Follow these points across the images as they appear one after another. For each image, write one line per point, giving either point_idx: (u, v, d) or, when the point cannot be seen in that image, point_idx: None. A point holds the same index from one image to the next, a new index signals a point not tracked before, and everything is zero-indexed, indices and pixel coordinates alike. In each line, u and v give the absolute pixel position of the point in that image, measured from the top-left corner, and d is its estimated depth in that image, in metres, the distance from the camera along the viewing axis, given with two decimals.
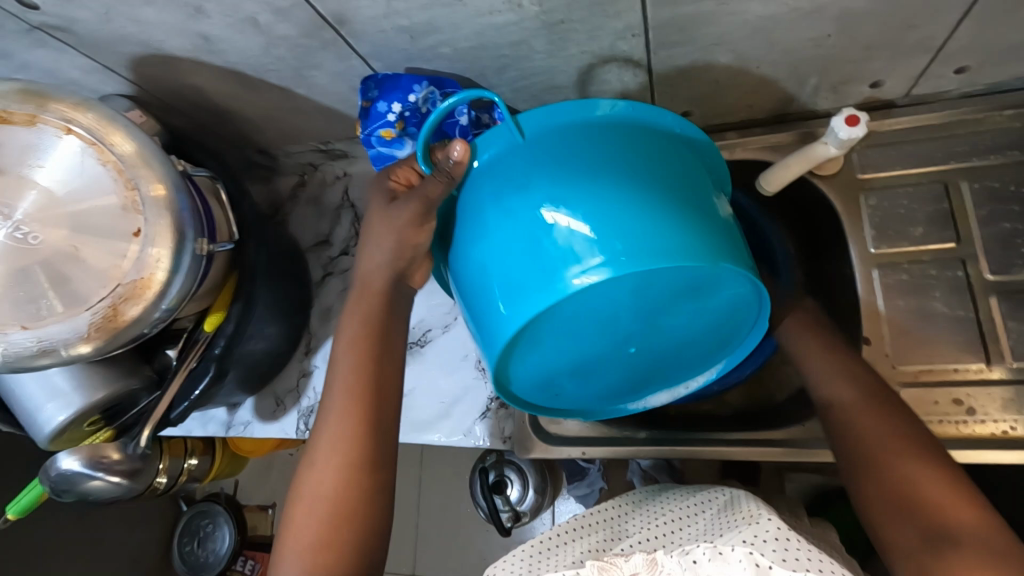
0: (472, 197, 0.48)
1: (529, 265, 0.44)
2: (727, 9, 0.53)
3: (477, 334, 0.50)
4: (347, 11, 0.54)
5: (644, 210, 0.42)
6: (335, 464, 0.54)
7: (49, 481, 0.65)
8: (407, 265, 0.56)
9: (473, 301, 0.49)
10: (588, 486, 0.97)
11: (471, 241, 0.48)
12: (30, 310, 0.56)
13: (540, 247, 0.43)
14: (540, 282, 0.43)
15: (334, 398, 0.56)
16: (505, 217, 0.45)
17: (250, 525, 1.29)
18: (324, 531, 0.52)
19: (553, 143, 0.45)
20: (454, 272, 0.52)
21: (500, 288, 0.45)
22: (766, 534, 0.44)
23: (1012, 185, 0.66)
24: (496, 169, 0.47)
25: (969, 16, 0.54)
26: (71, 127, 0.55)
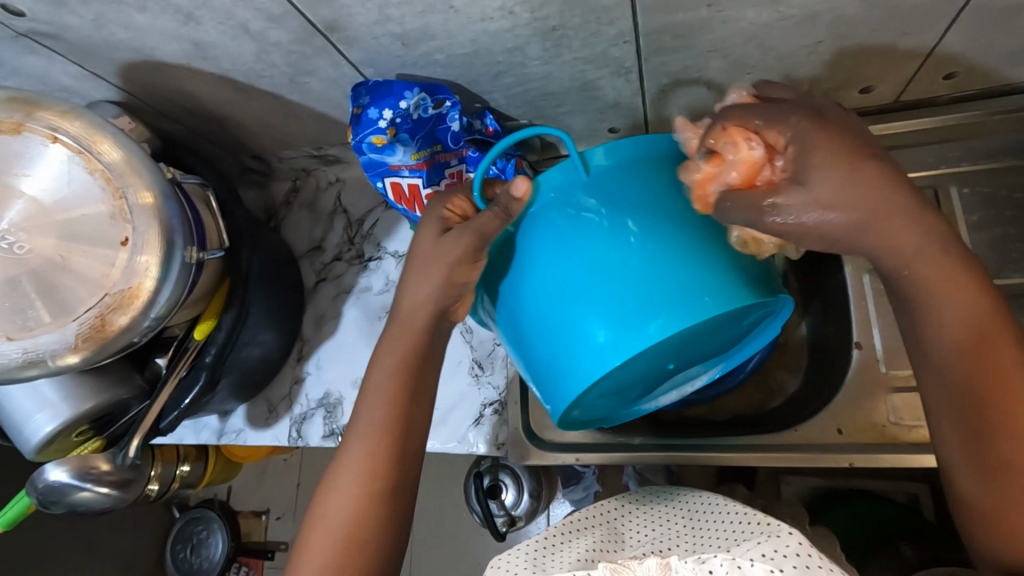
0: (532, 239, 0.49)
1: (616, 311, 0.46)
2: (722, 17, 0.53)
3: (544, 373, 0.51)
4: (339, 18, 0.54)
5: (707, 253, 0.47)
6: (352, 489, 0.53)
7: (37, 492, 0.65)
8: (454, 301, 0.55)
9: (544, 339, 0.50)
10: (583, 491, 0.99)
11: (540, 286, 0.49)
12: (18, 321, 0.55)
13: (624, 292, 0.46)
14: (629, 327, 0.46)
15: (363, 420, 0.55)
16: (580, 263, 0.47)
17: (244, 531, 1.27)
18: (339, 557, 0.51)
19: (619, 183, 0.48)
20: (513, 307, 0.52)
21: (588, 329, 0.47)
22: (786, 549, 0.43)
23: (1002, 190, 0.67)
24: (557, 212, 0.48)
25: (959, 23, 0.54)
26: (57, 136, 0.55)
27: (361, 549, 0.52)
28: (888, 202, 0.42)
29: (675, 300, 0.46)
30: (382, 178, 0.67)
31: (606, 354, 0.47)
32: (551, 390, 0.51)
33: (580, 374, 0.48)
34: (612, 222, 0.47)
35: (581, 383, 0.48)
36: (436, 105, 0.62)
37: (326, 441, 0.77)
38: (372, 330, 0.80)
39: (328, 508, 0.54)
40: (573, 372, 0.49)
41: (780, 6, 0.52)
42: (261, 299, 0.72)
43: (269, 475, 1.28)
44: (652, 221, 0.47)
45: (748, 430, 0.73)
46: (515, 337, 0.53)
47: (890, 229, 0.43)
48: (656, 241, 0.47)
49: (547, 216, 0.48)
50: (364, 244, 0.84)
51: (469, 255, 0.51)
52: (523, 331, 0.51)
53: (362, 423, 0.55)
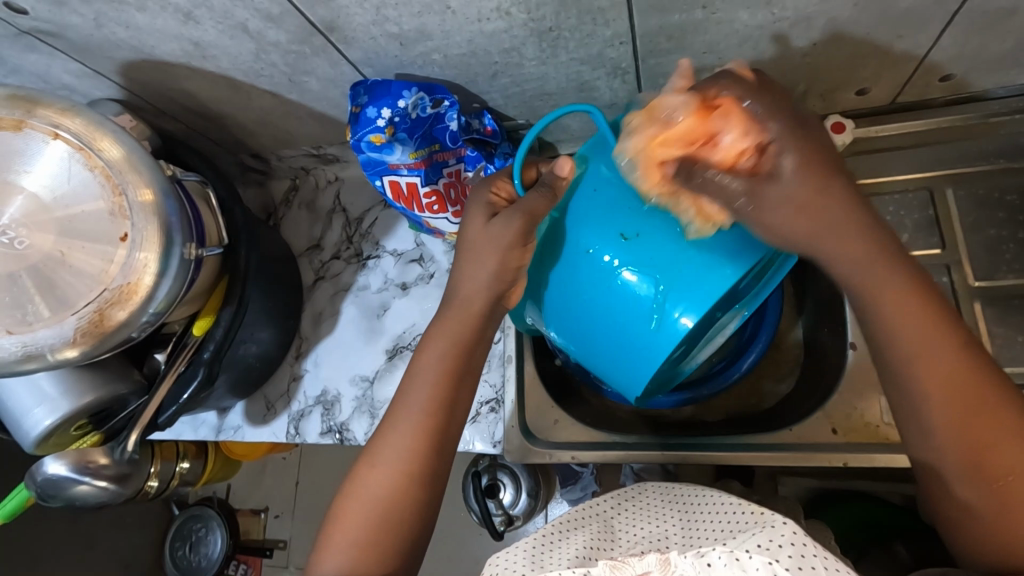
0: (575, 218, 0.51)
1: (681, 271, 0.48)
2: (716, 18, 0.54)
3: (623, 348, 0.53)
4: (337, 19, 0.55)
5: None
6: (396, 463, 0.52)
7: (35, 485, 0.65)
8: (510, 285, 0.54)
9: (614, 316, 0.51)
10: (581, 490, 0.99)
11: (603, 262, 0.50)
12: (17, 316, 0.55)
13: (683, 249, 0.48)
14: (700, 282, 0.48)
15: (411, 400, 0.54)
16: (633, 232, 0.49)
17: (243, 529, 1.27)
18: (372, 534, 0.51)
19: None
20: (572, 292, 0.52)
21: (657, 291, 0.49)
22: (782, 538, 0.44)
23: (996, 192, 0.67)
24: (597, 193, 0.50)
25: (951, 26, 0.54)
26: (58, 132, 0.55)
27: (393, 531, 0.51)
28: (835, 227, 0.45)
29: (731, 249, 0.48)
30: (380, 177, 0.68)
31: (688, 312, 0.49)
32: (634, 360, 0.53)
33: (664, 336, 0.50)
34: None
35: (668, 344, 0.50)
36: (433, 104, 0.63)
37: (323, 438, 0.78)
38: (371, 329, 0.81)
39: (355, 495, 0.52)
40: (657, 337, 0.50)
41: (774, 8, 0.52)
42: (259, 296, 0.73)
43: (268, 474, 1.28)
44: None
45: (748, 430, 0.73)
46: (579, 324, 0.54)
47: (839, 241, 0.45)
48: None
49: (591, 195, 0.51)
50: (363, 243, 0.85)
51: (520, 239, 0.52)
52: (590, 312, 0.52)
53: (411, 400, 0.54)
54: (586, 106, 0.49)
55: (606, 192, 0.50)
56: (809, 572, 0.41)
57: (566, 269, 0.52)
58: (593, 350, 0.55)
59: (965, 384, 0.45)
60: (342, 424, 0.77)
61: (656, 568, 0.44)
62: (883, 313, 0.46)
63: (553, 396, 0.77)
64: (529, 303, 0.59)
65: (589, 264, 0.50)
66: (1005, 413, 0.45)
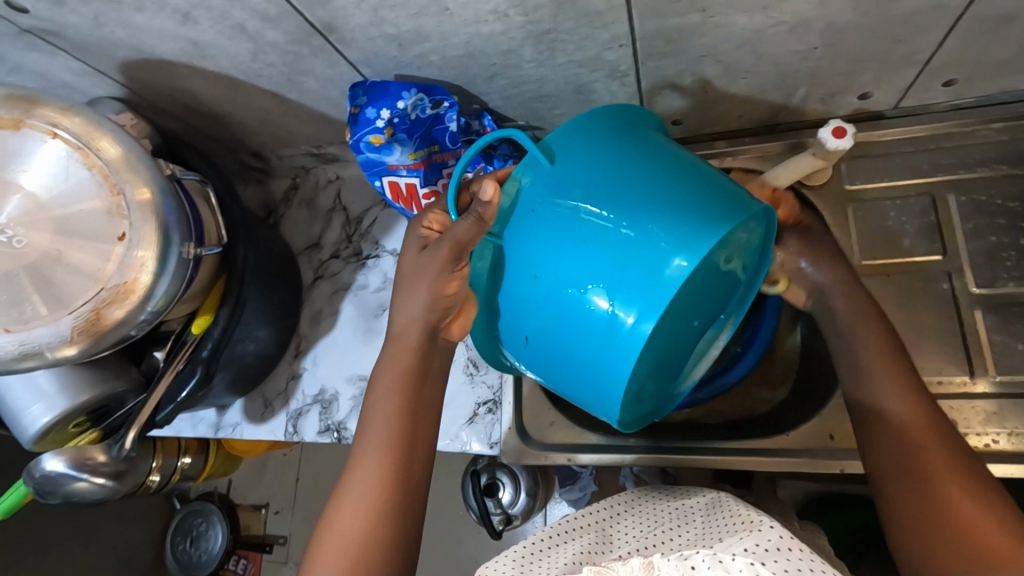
0: (520, 242, 0.49)
1: (627, 277, 0.45)
2: (715, 22, 0.54)
3: (587, 365, 0.49)
4: (335, 20, 0.55)
5: (686, 195, 0.45)
6: (379, 455, 0.54)
7: (33, 481, 0.66)
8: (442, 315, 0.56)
9: (573, 335, 0.48)
10: (580, 491, 0.99)
11: (550, 284, 0.48)
12: (14, 314, 0.56)
13: (626, 255, 0.45)
14: (650, 285, 0.45)
15: (382, 384, 0.56)
16: (572, 249, 0.46)
17: (244, 524, 1.28)
18: (366, 531, 0.51)
19: (579, 157, 0.48)
20: (530, 318, 0.51)
21: (610, 301, 0.46)
22: (768, 543, 0.44)
23: (999, 199, 0.66)
24: (535, 213, 0.48)
25: (954, 31, 0.54)
26: (56, 132, 0.55)
27: (383, 531, 0.51)
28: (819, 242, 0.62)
29: (676, 246, 0.44)
30: (380, 177, 0.68)
31: (644, 318, 0.45)
32: (603, 378, 0.49)
33: (624, 349, 0.46)
34: (582, 198, 0.46)
35: (631, 357, 0.46)
36: (434, 105, 0.63)
37: (321, 437, 0.78)
38: (369, 328, 0.81)
39: (344, 514, 0.52)
40: (617, 348, 0.47)
41: (772, 12, 0.52)
42: (257, 295, 0.73)
43: (269, 470, 1.29)
44: (618, 182, 0.46)
45: (736, 434, 0.73)
46: (541, 347, 0.52)
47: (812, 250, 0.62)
48: (634, 194, 0.46)
49: (528, 216, 0.49)
50: (362, 242, 0.85)
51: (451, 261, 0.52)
52: (547, 333, 0.50)
53: (382, 382, 0.56)
54: (507, 130, 0.47)
55: (540, 211, 0.48)
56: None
57: (514, 293, 0.51)
58: (562, 371, 0.52)
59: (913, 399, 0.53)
60: (340, 423, 0.78)
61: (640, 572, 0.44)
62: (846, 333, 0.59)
63: (550, 395, 0.76)
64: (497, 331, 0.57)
65: (535, 287, 0.49)
66: (942, 422, 0.52)
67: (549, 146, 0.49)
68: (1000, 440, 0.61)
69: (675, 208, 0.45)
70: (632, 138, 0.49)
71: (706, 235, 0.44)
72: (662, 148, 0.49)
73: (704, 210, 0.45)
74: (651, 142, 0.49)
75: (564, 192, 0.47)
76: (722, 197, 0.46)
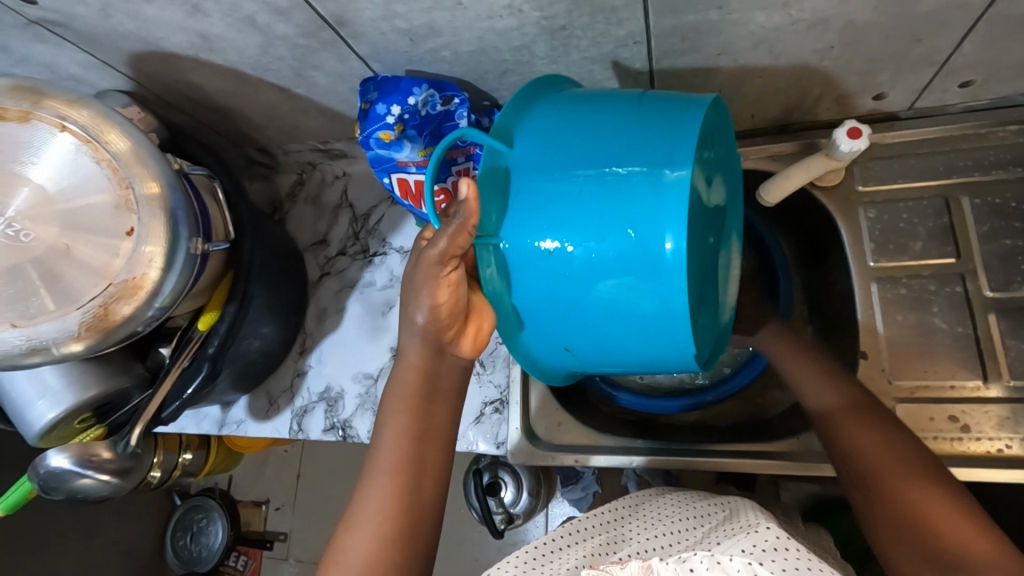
0: (515, 232, 0.47)
1: (633, 207, 0.43)
2: (732, 19, 0.53)
3: (646, 315, 0.46)
4: (347, 13, 0.54)
5: (642, 114, 0.46)
6: (394, 471, 0.53)
7: (37, 478, 0.65)
8: (447, 325, 0.52)
9: (614, 293, 0.45)
10: (582, 491, 0.98)
11: (568, 250, 0.45)
12: (20, 309, 0.55)
13: (622, 190, 0.43)
14: (662, 203, 0.43)
15: (396, 399, 0.54)
16: (572, 204, 0.45)
17: (244, 521, 1.28)
18: (384, 551, 0.51)
19: (532, 129, 0.48)
20: (562, 305, 0.48)
21: (629, 238, 0.44)
22: (765, 543, 0.44)
23: (1012, 202, 0.65)
24: (520, 194, 0.46)
25: (973, 32, 0.53)
26: (65, 124, 0.55)
27: (400, 547, 0.51)
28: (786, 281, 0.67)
29: (667, 158, 0.43)
30: (389, 174, 0.66)
31: (673, 237, 0.43)
32: (665, 321, 0.46)
33: (671, 275, 0.43)
34: (558, 159, 0.46)
35: (681, 280, 0.43)
36: (445, 101, 0.62)
37: (326, 435, 0.78)
38: (374, 326, 0.80)
39: (351, 540, 0.51)
40: (663, 281, 0.44)
41: (791, 10, 0.51)
42: (263, 292, 0.72)
43: (270, 466, 1.28)
44: (582, 130, 0.46)
45: (746, 436, 0.72)
46: (588, 324, 0.48)
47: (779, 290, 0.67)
48: (603, 133, 0.46)
49: (516, 199, 0.47)
50: (369, 240, 0.84)
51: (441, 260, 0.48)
52: (587, 300, 0.47)
53: (395, 394, 0.54)
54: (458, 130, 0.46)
55: (526, 188, 0.46)
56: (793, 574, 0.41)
57: (532, 279, 0.47)
58: (619, 336, 0.48)
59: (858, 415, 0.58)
60: (345, 421, 0.77)
61: None
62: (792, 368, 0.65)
63: (561, 398, 0.76)
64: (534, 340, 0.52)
65: (555, 261, 0.46)
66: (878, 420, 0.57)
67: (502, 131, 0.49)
68: (1013, 444, 0.60)
69: (645, 128, 0.45)
70: (570, 96, 0.50)
71: (686, 140, 0.44)
72: (597, 91, 0.49)
73: (664, 122, 0.45)
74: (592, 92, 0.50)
75: (537, 161, 0.46)
76: (682, 105, 0.46)
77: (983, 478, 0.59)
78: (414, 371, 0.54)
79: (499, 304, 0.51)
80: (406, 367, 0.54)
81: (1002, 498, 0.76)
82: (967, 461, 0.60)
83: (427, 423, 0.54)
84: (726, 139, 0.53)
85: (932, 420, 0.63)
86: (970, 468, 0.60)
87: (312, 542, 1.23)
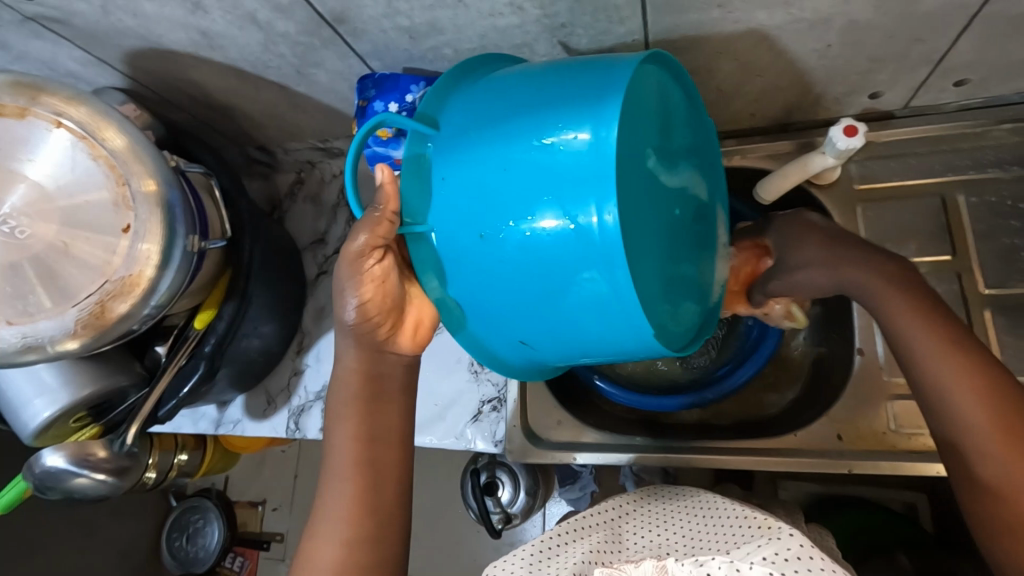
0: (446, 219, 0.46)
1: (559, 180, 0.42)
2: (732, 18, 0.53)
3: (589, 293, 0.44)
4: (348, 11, 0.54)
5: (567, 83, 0.44)
6: (351, 472, 0.53)
7: (34, 477, 0.65)
8: (382, 319, 0.52)
9: (552, 273, 0.44)
10: (580, 490, 0.99)
11: (499, 233, 0.44)
12: (17, 307, 0.55)
13: (547, 163, 0.42)
14: (586, 172, 0.41)
15: (341, 403, 0.54)
16: (496, 184, 0.44)
17: (240, 521, 1.27)
18: (353, 551, 0.51)
19: (460, 113, 0.48)
20: (504, 292, 0.46)
21: (557, 213, 0.42)
22: (788, 552, 0.43)
23: (1009, 200, 0.66)
24: (447, 180, 0.46)
25: (972, 31, 0.53)
26: (62, 121, 0.54)
27: (364, 546, 0.51)
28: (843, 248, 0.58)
29: (585, 123, 0.42)
30: None
31: (603, 205, 0.41)
32: (610, 297, 0.44)
33: (605, 246, 0.42)
34: (479, 139, 0.45)
35: (616, 251, 0.41)
36: None
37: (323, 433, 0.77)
38: None
39: (318, 544, 0.52)
40: (597, 253, 0.42)
41: (791, 8, 0.52)
42: (262, 290, 0.72)
43: (267, 467, 1.28)
44: (504, 106, 0.45)
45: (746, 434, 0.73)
46: (535, 310, 0.46)
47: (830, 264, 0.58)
48: (522, 106, 0.44)
49: (442, 184, 0.46)
50: None
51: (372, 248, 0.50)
52: (529, 285, 0.45)
53: (339, 398, 0.54)
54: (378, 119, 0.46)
55: (449, 173, 0.46)
56: None
57: (469, 267, 0.47)
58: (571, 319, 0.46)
59: (1008, 410, 0.48)
60: None
61: None
62: (911, 344, 0.52)
63: (558, 396, 0.77)
64: (486, 332, 0.51)
65: (487, 246, 0.45)
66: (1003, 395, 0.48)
67: (429, 118, 0.49)
68: None
69: (567, 97, 0.43)
70: (501, 75, 0.49)
71: (605, 102, 0.42)
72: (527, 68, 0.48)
73: (587, 88, 0.43)
74: (519, 67, 0.49)
75: (460, 143, 0.46)
76: (608, 70, 0.45)
77: None
78: (353, 375, 0.53)
79: (443, 300, 0.51)
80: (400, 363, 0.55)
81: None
82: None
83: (391, 419, 0.55)
84: (676, 108, 0.51)
85: None
86: None
87: None
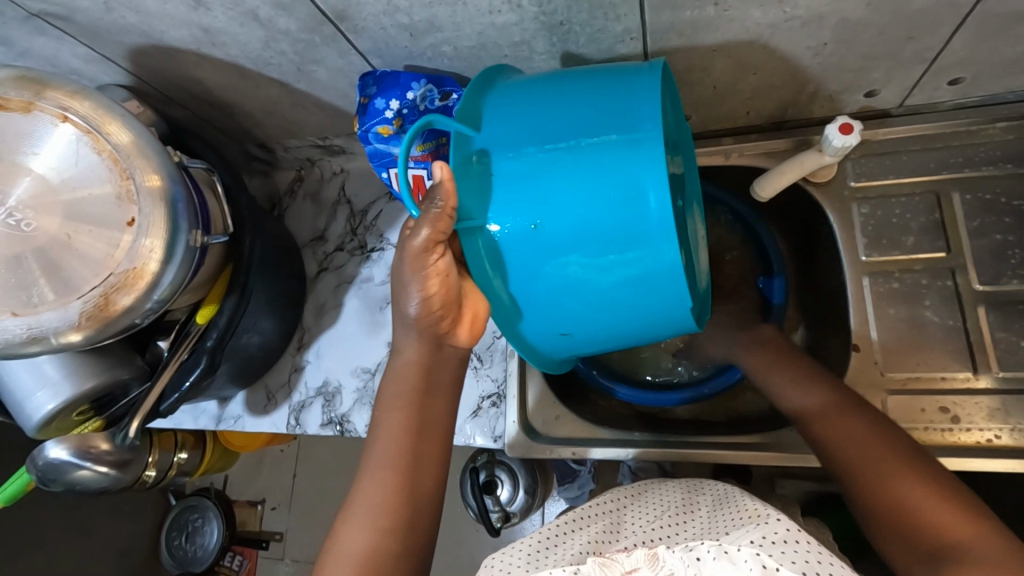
0: (498, 214, 0.47)
1: (612, 172, 0.45)
2: (728, 16, 0.54)
3: (640, 276, 0.47)
4: (349, 8, 0.55)
5: (601, 84, 0.48)
6: (394, 460, 0.53)
7: (37, 469, 0.67)
8: (443, 313, 0.51)
9: (605, 259, 0.47)
10: (578, 489, 0.98)
11: (552, 224, 0.47)
12: (22, 298, 0.55)
13: (600, 156, 0.45)
14: (638, 164, 0.44)
15: (390, 393, 0.54)
16: (549, 176, 0.46)
17: (239, 520, 1.27)
18: (382, 540, 0.50)
19: (496, 112, 0.49)
20: (555, 281, 0.49)
21: (613, 203, 0.45)
22: (775, 535, 0.44)
23: (1003, 197, 0.66)
24: (498, 175, 0.47)
25: (962, 29, 0.54)
26: (67, 116, 0.55)
27: (392, 535, 0.51)
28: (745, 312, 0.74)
29: (637, 124, 0.45)
30: (387, 169, 0.67)
31: (656, 193, 0.44)
32: (660, 279, 0.47)
33: (660, 231, 0.45)
34: (529, 136, 0.47)
35: (669, 234, 0.45)
36: (443, 96, 0.62)
37: (324, 429, 0.78)
38: (373, 321, 0.81)
39: (349, 532, 0.51)
40: (652, 238, 0.46)
41: (785, 6, 0.52)
42: (262, 286, 0.72)
43: (266, 466, 1.28)
44: (543, 105, 0.48)
45: (749, 425, 0.74)
46: (585, 297, 0.49)
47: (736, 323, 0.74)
48: (567, 107, 0.47)
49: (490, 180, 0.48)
50: (367, 235, 0.84)
51: (434, 242, 0.48)
52: (580, 274, 0.48)
53: (390, 385, 0.55)
54: (425, 118, 0.47)
55: (505, 169, 0.47)
56: (803, 565, 0.41)
57: (522, 258, 0.48)
58: (617, 305, 0.49)
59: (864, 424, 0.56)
60: (343, 416, 0.78)
61: (645, 564, 0.43)
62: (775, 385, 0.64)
63: (558, 392, 0.77)
64: (526, 325, 0.53)
65: (541, 236, 0.47)
66: (860, 414, 0.57)
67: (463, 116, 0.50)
68: (1003, 435, 0.61)
69: (605, 97, 0.47)
70: (523, 79, 0.52)
71: (645, 100, 0.46)
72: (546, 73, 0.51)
73: (622, 89, 0.47)
74: (539, 72, 0.52)
75: (506, 139, 0.48)
76: (634, 71, 0.48)
77: (974, 468, 0.60)
78: (411, 367, 0.54)
79: (492, 296, 0.51)
80: (406, 362, 0.54)
81: (993, 491, 0.77)
82: (959, 452, 0.61)
83: (437, 412, 0.55)
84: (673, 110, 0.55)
85: (923, 410, 0.63)
86: (962, 459, 0.60)
87: (307, 541, 1.23)
